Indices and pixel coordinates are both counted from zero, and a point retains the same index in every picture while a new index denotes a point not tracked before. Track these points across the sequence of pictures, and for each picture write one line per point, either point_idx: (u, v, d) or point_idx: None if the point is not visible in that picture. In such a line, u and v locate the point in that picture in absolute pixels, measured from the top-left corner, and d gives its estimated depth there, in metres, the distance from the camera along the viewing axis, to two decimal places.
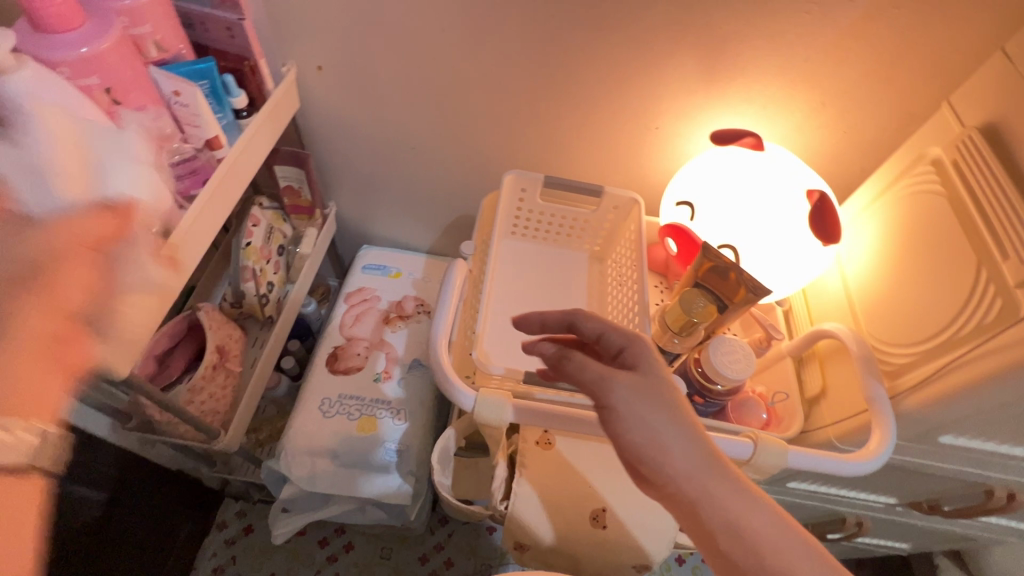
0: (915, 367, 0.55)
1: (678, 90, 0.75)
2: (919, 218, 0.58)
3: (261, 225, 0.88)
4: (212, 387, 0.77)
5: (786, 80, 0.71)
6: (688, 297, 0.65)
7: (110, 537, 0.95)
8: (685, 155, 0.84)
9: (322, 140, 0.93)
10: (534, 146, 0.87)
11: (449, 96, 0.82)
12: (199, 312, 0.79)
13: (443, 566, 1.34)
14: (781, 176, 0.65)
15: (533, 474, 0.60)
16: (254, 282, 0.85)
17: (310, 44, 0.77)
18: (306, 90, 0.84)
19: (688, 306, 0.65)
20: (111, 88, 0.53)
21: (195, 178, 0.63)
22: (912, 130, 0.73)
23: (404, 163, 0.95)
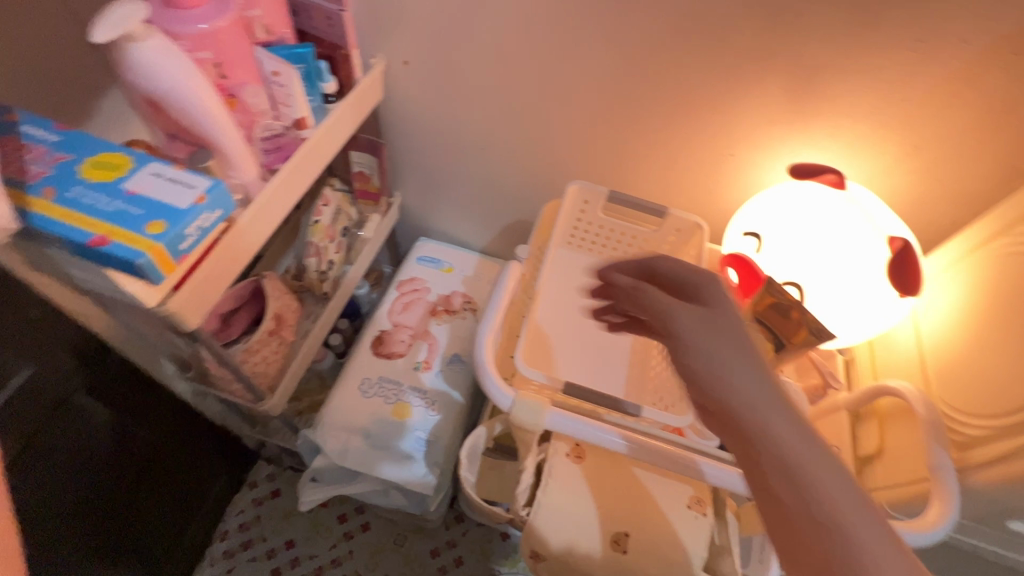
0: (991, 442, 0.51)
1: (759, 119, 0.73)
2: (1015, 282, 0.53)
3: (331, 206, 0.94)
4: (265, 352, 0.81)
5: (878, 119, 0.67)
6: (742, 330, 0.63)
7: (156, 478, 1.03)
8: (757, 185, 0.81)
9: (397, 132, 0.97)
10: (602, 160, 0.87)
11: (525, 102, 0.83)
12: (264, 280, 0.84)
13: (453, 563, 1.34)
14: (862, 219, 0.62)
15: (559, 484, 0.60)
16: (316, 257, 0.91)
17: (400, 40, 0.81)
18: (390, 83, 0.88)
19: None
20: (221, 63, 0.57)
21: (280, 154, 0.68)
22: (1016, 186, 0.67)
23: (471, 162, 0.97)
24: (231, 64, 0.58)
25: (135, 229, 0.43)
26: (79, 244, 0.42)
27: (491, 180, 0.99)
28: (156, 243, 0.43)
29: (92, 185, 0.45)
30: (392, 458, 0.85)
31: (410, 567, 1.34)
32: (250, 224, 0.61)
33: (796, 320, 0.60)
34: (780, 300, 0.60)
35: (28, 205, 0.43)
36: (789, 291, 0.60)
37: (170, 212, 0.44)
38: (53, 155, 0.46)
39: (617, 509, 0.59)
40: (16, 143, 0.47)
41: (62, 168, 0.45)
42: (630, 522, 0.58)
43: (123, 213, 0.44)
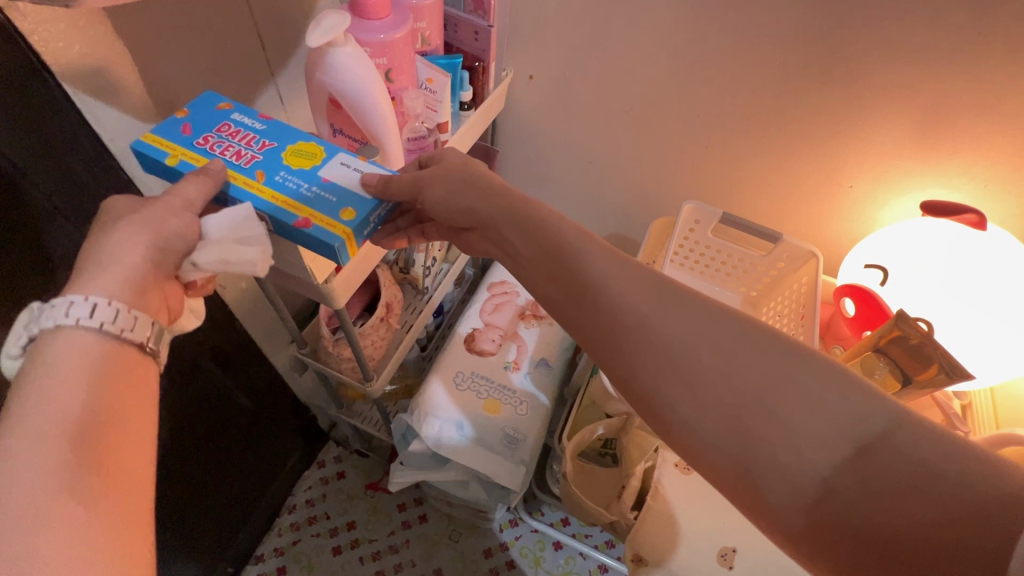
0: None
1: (888, 152, 0.72)
2: None
3: None
4: (374, 336, 0.86)
5: (1021, 160, 0.66)
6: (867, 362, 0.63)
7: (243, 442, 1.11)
8: (873, 218, 0.80)
9: (508, 140, 1.01)
10: (711, 181, 0.88)
11: (642, 120, 0.86)
12: (379, 269, 0.90)
13: (505, 566, 1.36)
14: (1003, 261, 0.61)
15: (667, 492, 0.61)
16: (423, 253, 0.95)
17: (530, 55, 0.86)
18: (511, 94, 0.93)
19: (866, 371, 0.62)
20: (391, 69, 0.63)
21: (420, 154, 0.73)
22: None
23: (575, 174, 1.01)
24: (398, 70, 0.64)
25: (330, 213, 0.49)
26: (287, 225, 0.48)
27: (591, 192, 1.03)
28: (346, 225, 0.48)
29: (293, 171, 0.51)
30: (481, 451, 0.88)
31: (463, 564, 1.36)
32: None
33: (926, 356, 0.59)
34: (912, 335, 0.59)
35: (242, 184, 0.50)
36: (923, 327, 0.59)
37: (357, 201, 0.50)
38: (260, 142, 0.53)
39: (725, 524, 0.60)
40: (229, 128, 0.54)
41: (269, 155, 0.52)
42: (737, 539, 0.59)
43: (321, 198, 0.50)
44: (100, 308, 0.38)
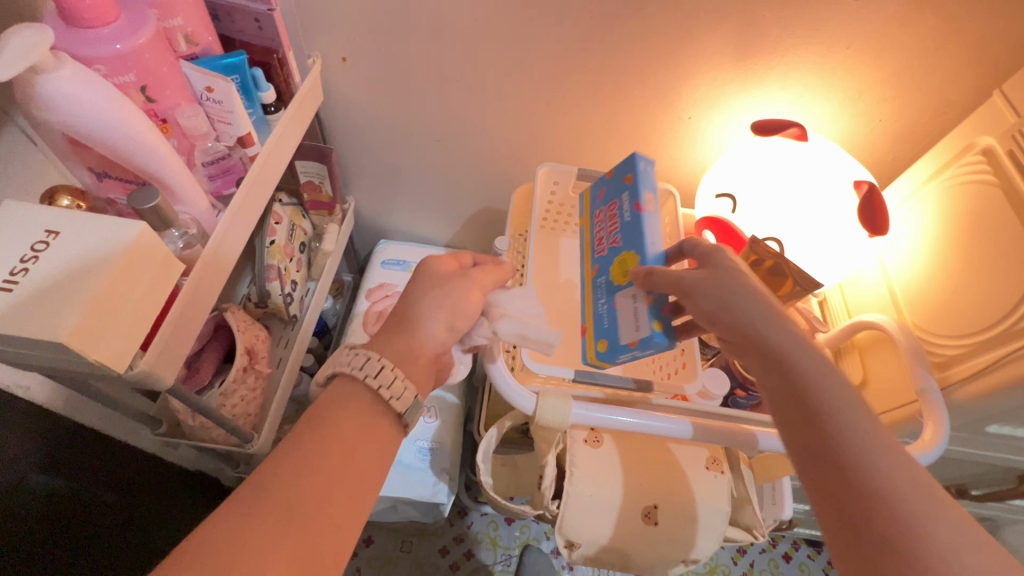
0: (969, 358, 0.55)
1: (714, 79, 0.73)
2: (974, 209, 0.57)
3: (284, 222, 0.87)
4: (243, 391, 0.75)
5: (827, 66, 0.69)
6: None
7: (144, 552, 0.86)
8: (717, 144, 0.82)
9: (342, 134, 0.91)
10: (562, 137, 0.86)
11: (477, 88, 0.80)
12: (225, 313, 0.78)
13: (463, 557, 1.33)
14: (827, 167, 0.65)
15: (584, 473, 0.59)
16: (278, 281, 0.84)
17: (335, 35, 0.74)
18: (329, 83, 0.81)
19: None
20: (146, 86, 0.50)
21: (227, 178, 0.62)
22: (951, 117, 0.71)
23: (424, 156, 0.93)
24: (157, 85, 0.51)
25: (595, 337, 0.61)
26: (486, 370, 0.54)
27: (448, 171, 0.96)
28: (594, 355, 0.60)
29: (610, 285, 0.62)
30: (399, 474, 0.84)
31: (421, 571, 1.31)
32: (212, 259, 0.56)
33: (781, 274, 0.62)
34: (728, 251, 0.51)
35: (587, 270, 0.68)
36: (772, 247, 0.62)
37: (613, 337, 0.58)
38: (615, 236, 0.63)
39: (644, 484, 0.59)
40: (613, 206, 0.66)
41: (613, 250, 0.63)
42: (657, 494, 0.59)
43: (606, 313, 0.60)
44: (372, 362, 0.45)
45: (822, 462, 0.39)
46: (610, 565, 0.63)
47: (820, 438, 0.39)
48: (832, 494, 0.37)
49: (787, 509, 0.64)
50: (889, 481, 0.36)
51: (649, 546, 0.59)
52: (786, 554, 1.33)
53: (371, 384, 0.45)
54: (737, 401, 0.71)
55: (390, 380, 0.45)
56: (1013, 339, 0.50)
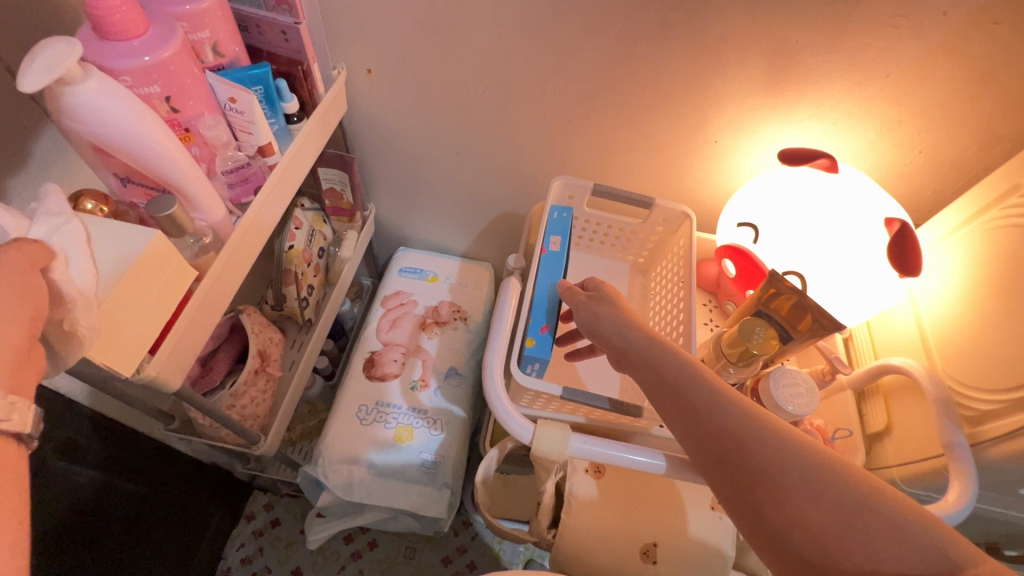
0: (1004, 416, 0.51)
1: (740, 103, 0.71)
2: (1012, 254, 0.53)
3: (304, 227, 0.89)
4: (253, 393, 0.77)
5: (861, 95, 0.66)
6: (751, 326, 0.62)
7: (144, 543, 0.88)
8: (742, 169, 0.80)
9: (365, 143, 0.92)
10: (583, 155, 0.84)
11: (499, 103, 0.80)
12: (241, 315, 0.80)
13: (465, 569, 1.27)
14: (857, 202, 0.61)
15: (581, 505, 0.58)
16: (295, 285, 0.86)
17: (361, 48, 0.76)
18: (353, 93, 0.83)
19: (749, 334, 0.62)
20: (171, 96, 0.52)
21: (247, 186, 0.62)
22: (997, 152, 0.67)
23: (444, 168, 0.94)
24: (181, 96, 0.52)
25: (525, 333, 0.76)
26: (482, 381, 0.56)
27: (467, 184, 0.96)
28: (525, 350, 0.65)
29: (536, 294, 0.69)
30: (400, 484, 0.84)
31: None
32: (225, 266, 0.57)
33: (801, 309, 0.60)
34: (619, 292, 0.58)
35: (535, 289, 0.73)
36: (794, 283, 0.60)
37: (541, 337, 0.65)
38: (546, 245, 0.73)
39: (642, 521, 0.57)
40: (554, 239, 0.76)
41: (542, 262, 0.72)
42: (657, 532, 0.57)
43: None
44: None
45: (731, 484, 0.42)
46: None
47: (717, 446, 0.43)
48: (741, 493, 0.42)
49: None
50: (788, 484, 0.40)
51: None
52: None
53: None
54: None
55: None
56: None
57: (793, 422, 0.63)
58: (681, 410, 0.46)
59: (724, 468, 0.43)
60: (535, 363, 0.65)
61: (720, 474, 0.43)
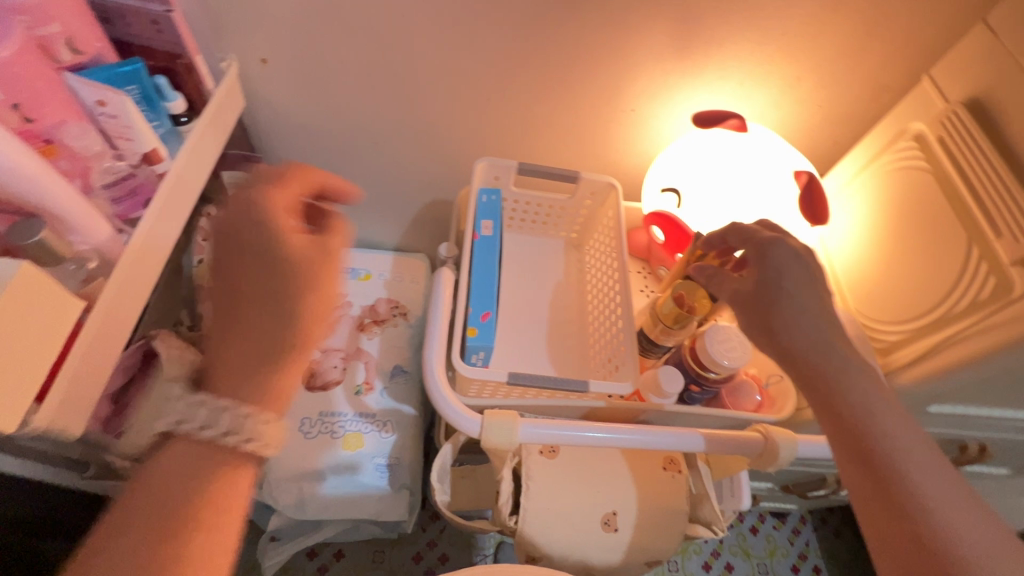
0: (911, 343, 0.55)
1: (653, 70, 0.71)
2: (906, 193, 0.57)
3: (214, 239, 0.82)
4: None
5: (763, 55, 0.68)
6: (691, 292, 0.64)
7: None
8: (661, 136, 0.81)
9: (271, 140, 0.85)
10: (505, 134, 0.82)
11: (411, 87, 0.76)
12: (154, 341, 0.73)
13: (438, 563, 1.26)
14: (768, 159, 0.64)
15: (540, 487, 0.58)
16: (212, 302, 0.80)
17: (252, 36, 0.69)
18: (250, 86, 0.76)
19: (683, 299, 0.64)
20: (20, 104, 0.45)
21: (135, 200, 0.56)
22: (883, 102, 0.72)
23: (363, 159, 0.89)
24: (34, 103, 0.46)
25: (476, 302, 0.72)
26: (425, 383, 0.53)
27: (389, 174, 0.92)
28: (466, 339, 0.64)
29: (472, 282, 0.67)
30: (356, 493, 0.81)
31: None
32: (121, 291, 0.51)
33: (727, 268, 0.62)
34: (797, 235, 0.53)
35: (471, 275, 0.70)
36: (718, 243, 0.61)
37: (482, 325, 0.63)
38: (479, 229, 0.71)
39: (601, 493, 0.59)
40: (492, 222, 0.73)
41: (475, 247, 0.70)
42: (615, 500, 0.59)
43: None
44: None
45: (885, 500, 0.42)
46: None
47: (893, 486, 0.42)
48: (889, 510, 0.42)
49: (746, 500, 0.62)
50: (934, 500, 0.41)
51: (610, 554, 0.59)
52: (754, 526, 1.37)
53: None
54: (692, 396, 0.69)
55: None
56: (950, 326, 0.51)
57: (730, 375, 0.66)
58: (852, 444, 0.44)
59: (897, 514, 0.41)
60: (480, 353, 0.63)
61: (892, 518, 0.42)
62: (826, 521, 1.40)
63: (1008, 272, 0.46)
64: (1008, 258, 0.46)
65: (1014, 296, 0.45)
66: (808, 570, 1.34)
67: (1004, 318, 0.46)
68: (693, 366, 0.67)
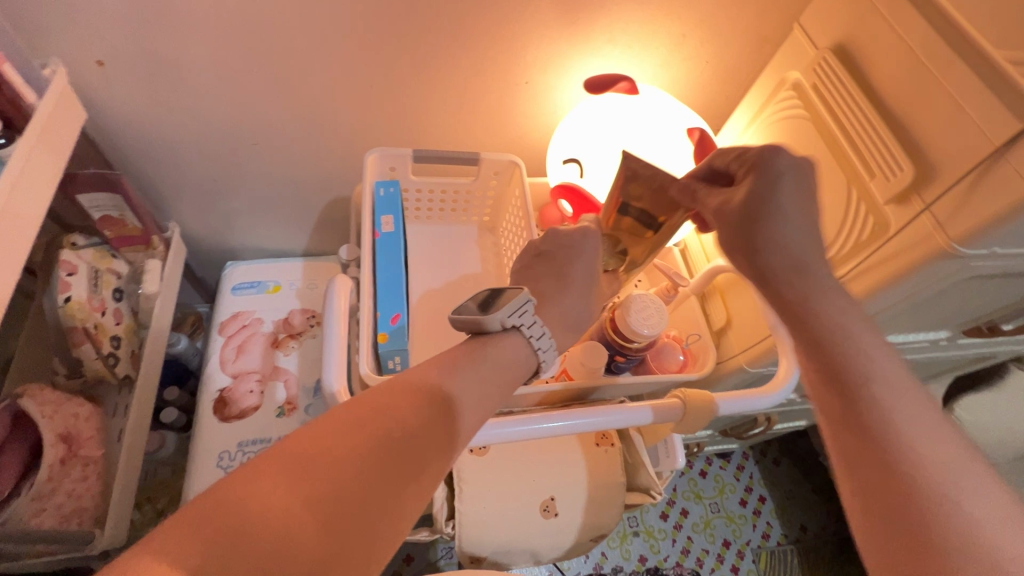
0: None
1: (539, 38, 0.68)
2: (792, 143, 0.58)
3: (81, 271, 0.72)
4: (69, 485, 0.64)
5: (645, 15, 0.67)
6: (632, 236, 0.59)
7: None
8: (560, 106, 0.79)
9: (133, 153, 0.75)
10: (398, 120, 0.77)
11: (283, 78, 0.69)
12: (22, 400, 0.64)
13: (404, 565, 1.16)
14: (661, 120, 0.63)
15: (473, 487, 0.56)
16: (91, 343, 0.70)
17: (75, 36, 0.59)
18: (90, 94, 0.66)
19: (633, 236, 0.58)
20: None
21: None
22: (765, 51, 0.73)
23: (246, 163, 0.81)
24: None
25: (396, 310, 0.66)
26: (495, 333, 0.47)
27: (280, 175, 0.84)
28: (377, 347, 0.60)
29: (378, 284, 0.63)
30: None
31: None
32: None
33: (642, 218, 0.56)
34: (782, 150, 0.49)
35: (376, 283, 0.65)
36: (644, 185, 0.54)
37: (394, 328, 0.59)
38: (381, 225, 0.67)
39: (538, 480, 0.58)
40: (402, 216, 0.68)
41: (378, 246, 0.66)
42: (552, 487, 0.58)
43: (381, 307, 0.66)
44: None
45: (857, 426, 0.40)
46: (523, 564, 0.61)
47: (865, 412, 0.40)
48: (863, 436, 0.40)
49: (680, 461, 0.59)
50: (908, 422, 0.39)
51: (554, 537, 0.59)
52: (703, 470, 1.44)
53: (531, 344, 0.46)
54: (619, 365, 0.70)
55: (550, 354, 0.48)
56: (841, 267, 0.52)
57: (651, 341, 0.67)
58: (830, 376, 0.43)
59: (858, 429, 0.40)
60: (397, 357, 0.60)
61: (854, 440, 0.40)
62: (766, 453, 1.49)
63: (882, 212, 0.48)
64: (881, 199, 0.47)
65: (890, 234, 0.47)
66: (755, 501, 1.43)
67: (885, 257, 0.47)
68: (616, 338, 0.67)
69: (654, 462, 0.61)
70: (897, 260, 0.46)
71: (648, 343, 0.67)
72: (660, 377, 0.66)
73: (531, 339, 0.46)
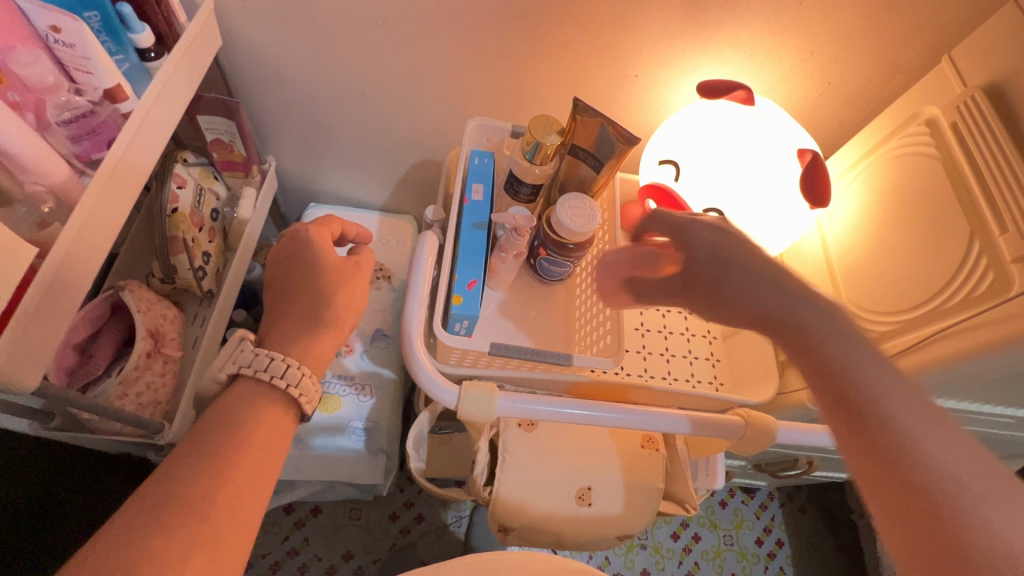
0: (894, 337, 0.54)
1: (658, 34, 0.67)
2: (909, 182, 0.55)
3: (188, 186, 0.77)
4: (149, 377, 0.69)
5: (777, 26, 0.64)
6: (549, 125, 0.62)
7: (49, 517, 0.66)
8: (663, 104, 0.77)
9: (250, 85, 0.80)
10: (497, 94, 0.78)
11: (400, 36, 0.71)
12: (123, 292, 0.70)
13: (414, 523, 1.19)
14: (773, 135, 0.61)
15: (515, 456, 0.58)
16: (187, 254, 0.76)
17: None
18: (227, 23, 0.70)
19: (540, 133, 0.62)
20: None
21: (97, 139, 0.53)
22: (896, 81, 0.69)
23: (349, 113, 0.84)
24: None
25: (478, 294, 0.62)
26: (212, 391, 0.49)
27: (377, 130, 0.87)
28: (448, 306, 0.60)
29: (466, 252, 0.62)
30: (333, 456, 0.81)
31: (371, 540, 1.15)
32: (76, 241, 0.47)
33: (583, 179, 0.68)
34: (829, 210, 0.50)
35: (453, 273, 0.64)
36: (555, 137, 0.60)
37: (471, 294, 0.60)
38: (472, 188, 0.67)
39: (575, 467, 0.59)
40: (478, 191, 0.67)
41: (471, 203, 0.66)
42: (591, 476, 0.59)
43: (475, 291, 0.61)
44: None
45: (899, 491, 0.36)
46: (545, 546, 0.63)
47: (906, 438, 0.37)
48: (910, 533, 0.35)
49: (721, 480, 0.61)
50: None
51: (582, 528, 0.59)
52: (723, 500, 1.41)
53: (262, 376, 0.46)
54: (547, 264, 0.69)
55: (297, 376, 0.47)
56: (942, 319, 0.50)
57: (583, 243, 0.65)
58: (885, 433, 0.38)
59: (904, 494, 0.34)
60: (465, 322, 0.60)
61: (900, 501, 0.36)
62: (792, 499, 1.44)
63: (1007, 268, 0.45)
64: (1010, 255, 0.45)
65: (1013, 294, 0.45)
66: (772, 543, 1.38)
67: (1004, 315, 0.44)
68: (548, 231, 0.66)
69: (272, 373, 0.46)
70: (1013, 323, 0.43)
71: (578, 243, 0.65)
72: (714, 395, 0.65)
73: (259, 373, 0.46)
